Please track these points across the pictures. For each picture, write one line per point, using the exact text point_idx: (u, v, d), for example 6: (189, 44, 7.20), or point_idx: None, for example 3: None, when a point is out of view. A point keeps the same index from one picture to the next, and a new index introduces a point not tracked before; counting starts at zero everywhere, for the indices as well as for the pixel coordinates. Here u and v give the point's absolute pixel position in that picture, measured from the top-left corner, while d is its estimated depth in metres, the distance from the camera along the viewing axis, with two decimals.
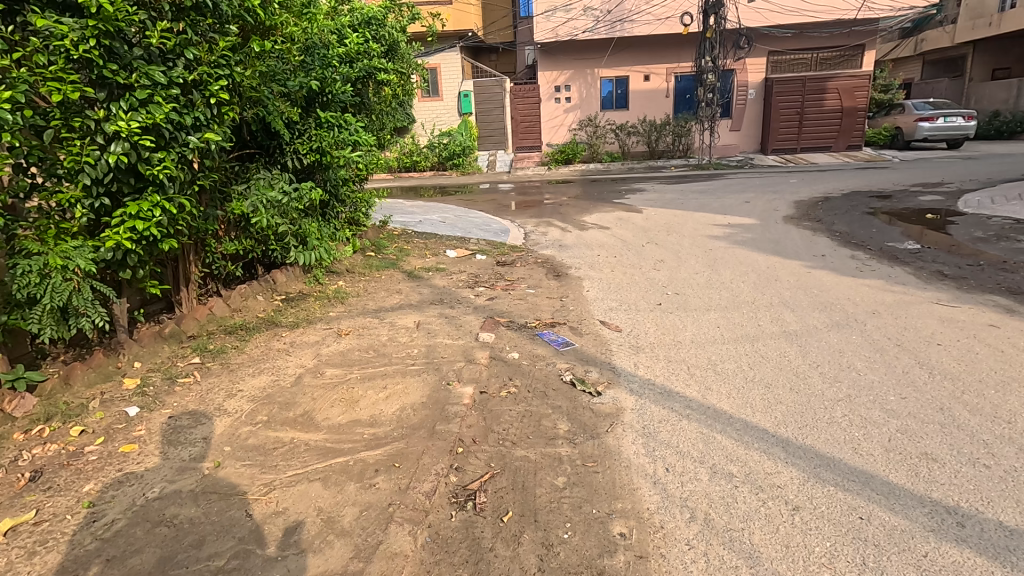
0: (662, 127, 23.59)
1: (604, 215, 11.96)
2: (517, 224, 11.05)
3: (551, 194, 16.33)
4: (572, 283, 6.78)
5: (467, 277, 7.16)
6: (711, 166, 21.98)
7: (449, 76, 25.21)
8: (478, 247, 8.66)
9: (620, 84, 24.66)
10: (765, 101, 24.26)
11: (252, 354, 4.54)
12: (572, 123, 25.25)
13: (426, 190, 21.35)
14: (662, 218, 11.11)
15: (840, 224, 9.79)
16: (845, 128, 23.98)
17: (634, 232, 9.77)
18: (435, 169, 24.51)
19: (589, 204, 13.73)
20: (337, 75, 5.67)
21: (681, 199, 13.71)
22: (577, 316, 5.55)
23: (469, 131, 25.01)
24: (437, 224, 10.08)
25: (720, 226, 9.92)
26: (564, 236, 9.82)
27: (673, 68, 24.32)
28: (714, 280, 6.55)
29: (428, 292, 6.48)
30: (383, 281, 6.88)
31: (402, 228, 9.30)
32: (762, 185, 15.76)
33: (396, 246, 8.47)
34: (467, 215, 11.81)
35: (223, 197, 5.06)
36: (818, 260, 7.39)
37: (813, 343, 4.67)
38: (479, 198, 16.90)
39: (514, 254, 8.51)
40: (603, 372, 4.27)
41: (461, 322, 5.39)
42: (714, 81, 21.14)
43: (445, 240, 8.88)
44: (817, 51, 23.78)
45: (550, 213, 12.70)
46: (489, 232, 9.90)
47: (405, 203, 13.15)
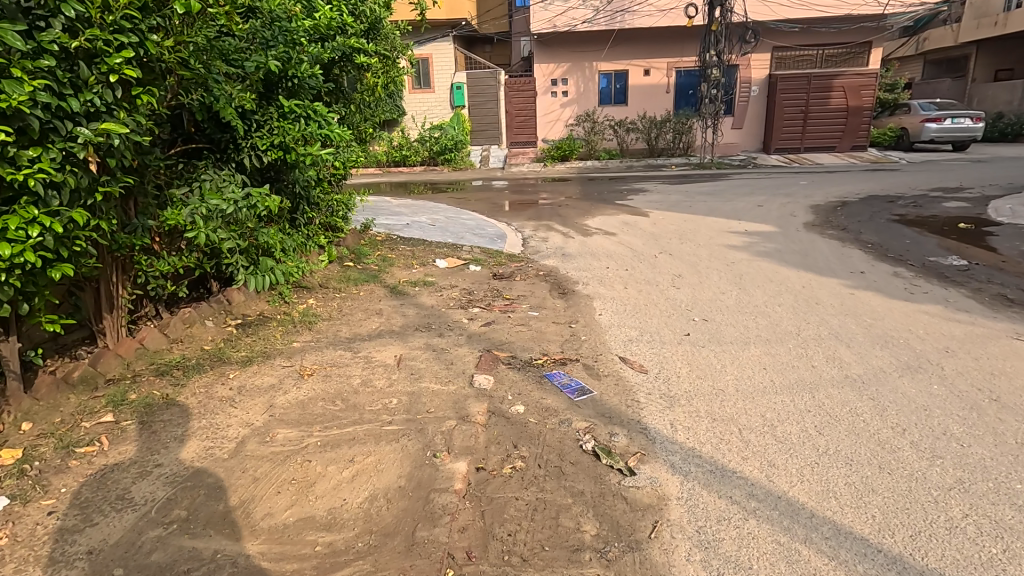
0: (663, 123, 22.68)
1: (608, 218, 11.06)
2: (514, 228, 10.10)
3: (548, 193, 15.41)
4: (580, 304, 5.86)
5: (458, 294, 6.21)
6: (714, 165, 21.12)
7: (442, 66, 24.17)
8: (471, 256, 7.71)
9: (619, 78, 23.74)
10: (769, 99, 23.45)
11: (185, 406, 3.55)
12: (569, 118, 24.29)
13: (416, 186, 20.39)
14: (671, 223, 10.23)
15: (868, 233, 8.97)
16: (851, 128, 23.21)
17: (643, 240, 8.87)
18: (426, 164, 23.49)
19: (589, 205, 12.82)
20: (304, 55, 4.67)
21: (689, 201, 12.84)
22: (591, 350, 4.63)
23: (461, 125, 23.98)
24: (426, 228, 9.08)
25: (737, 234, 9.03)
26: (565, 243, 8.90)
27: (674, 63, 23.42)
28: (746, 303, 5.64)
29: (414, 314, 5.53)
30: (362, 300, 5.88)
31: (387, 232, 8.30)
32: (771, 186, 14.92)
33: (380, 254, 7.50)
34: (460, 217, 10.82)
35: (159, 203, 4.08)
36: (857, 277, 6.52)
37: (888, 393, 3.77)
38: (472, 196, 15.93)
39: (512, 264, 7.59)
40: (633, 437, 3.36)
41: (451, 357, 4.46)
42: (719, 76, 20.26)
43: (434, 248, 7.92)
44: (823, 47, 22.95)
45: (549, 215, 11.77)
46: (483, 237, 8.92)
47: (393, 202, 12.17)
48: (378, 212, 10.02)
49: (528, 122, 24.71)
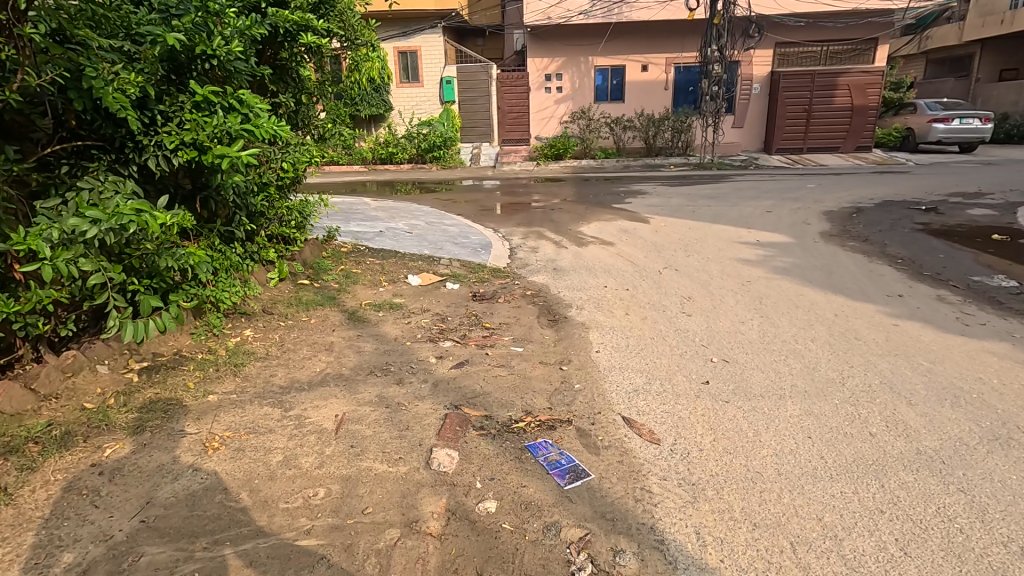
0: (662, 120, 21.69)
1: (605, 224, 10.13)
2: (501, 235, 9.14)
3: (540, 195, 14.42)
4: (573, 335, 4.90)
5: (428, 321, 5.24)
6: (714, 166, 20.21)
7: (431, 60, 23.14)
8: (449, 272, 6.74)
9: (616, 73, 22.78)
10: (771, 97, 22.57)
11: (23, 508, 2.57)
12: (564, 115, 23.30)
13: (403, 186, 19.41)
14: (673, 231, 9.32)
15: (893, 245, 8.07)
16: (855, 127, 22.38)
17: (644, 251, 7.93)
18: (413, 162, 22.49)
19: (585, 208, 11.89)
20: (222, 28, 3.71)
21: (691, 205, 11.91)
22: (586, 406, 3.67)
23: (451, 121, 22.97)
24: (400, 236, 8.07)
25: (749, 245, 8.10)
26: (558, 254, 7.94)
27: (673, 58, 22.47)
28: (772, 337, 4.71)
29: (370, 351, 4.54)
30: (313, 332, 4.87)
31: (354, 242, 7.28)
32: (777, 189, 14.02)
33: (344, 269, 6.51)
34: (441, 222, 9.84)
35: (17, 219, 3.07)
36: (896, 301, 5.61)
37: (981, 482, 2.84)
38: (459, 197, 14.94)
39: (495, 281, 6.62)
40: (646, 561, 2.40)
41: (408, 417, 3.49)
42: (720, 72, 19.27)
43: (406, 261, 6.92)
44: (828, 44, 22.08)
45: (540, 220, 10.79)
46: (465, 247, 7.92)
47: (369, 205, 11.13)
48: (346, 217, 8.99)
49: (521, 119, 23.70)
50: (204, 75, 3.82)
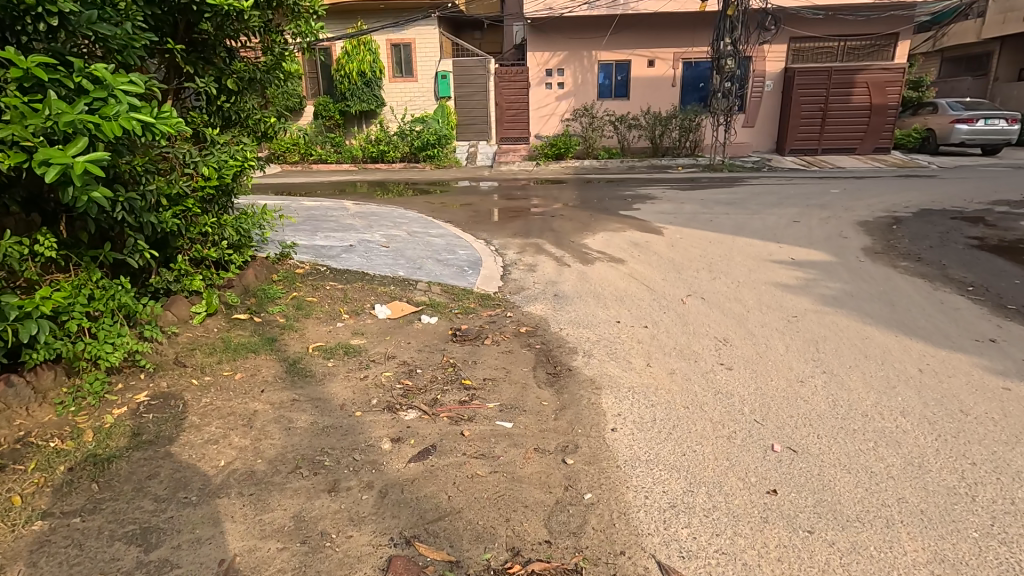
0: (668, 119, 20.33)
1: (612, 235, 8.96)
2: (493, 249, 7.94)
3: (539, 199, 13.21)
4: (580, 401, 3.69)
5: (391, 375, 4.04)
6: (724, 168, 18.95)
7: (425, 53, 21.99)
8: (426, 299, 5.54)
9: (620, 69, 21.57)
10: (783, 95, 21.42)
11: None
12: (565, 112, 22.09)
13: (395, 186, 18.20)
14: (691, 245, 8.13)
15: (951, 266, 6.87)
16: (873, 127, 21.10)
17: (660, 271, 6.74)
18: (406, 160, 21.32)
19: (589, 215, 10.73)
20: None
21: (707, 213, 10.73)
22: (601, 542, 2.47)
23: (447, 118, 21.83)
24: (372, 252, 6.84)
25: (783, 266, 6.91)
26: (559, 275, 6.76)
27: (682, 53, 21.22)
28: (848, 411, 3.50)
29: (303, 428, 3.33)
30: (234, 395, 3.65)
31: (311, 260, 6.05)
32: (799, 194, 12.82)
33: (297, 296, 5.31)
34: (428, 232, 8.61)
35: None
36: (988, 347, 4.42)
37: None
38: (452, 200, 13.75)
39: (482, 311, 5.43)
40: None
41: (331, 565, 2.29)
42: (733, 67, 17.78)
43: (375, 286, 5.72)
44: (846, 38, 20.90)
45: (539, 229, 9.60)
46: (449, 265, 6.70)
47: (348, 212, 9.94)
48: (312, 228, 7.76)
49: (520, 116, 22.48)
50: (42, 43, 2.63)
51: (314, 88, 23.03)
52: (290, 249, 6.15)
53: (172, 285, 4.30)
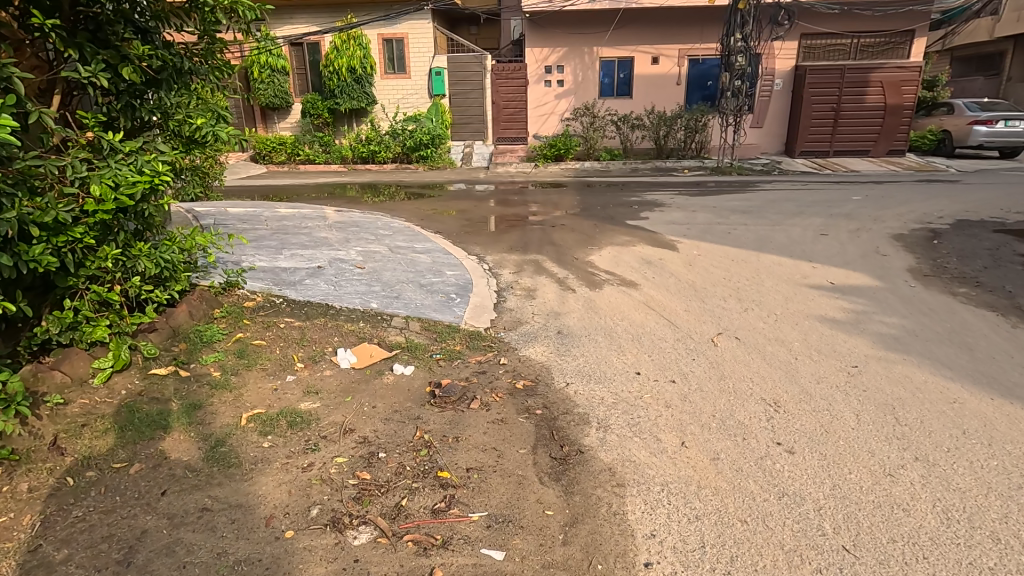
0: (673, 119, 19.27)
1: (621, 251, 7.98)
2: (485, 269, 6.96)
3: (537, 205, 12.22)
4: (597, 512, 2.70)
5: (344, 464, 3.02)
6: (732, 171, 17.95)
7: (418, 48, 21.00)
8: (402, 342, 4.55)
9: (623, 66, 20.58)
10: (793, 94, 20.48)
11: None
12: (565, 111, 21.10)
13: (386, 188, 17.24)
14: (711, 263, 7.15)
15: (1019, 294, 5.91)
16: (888, 129, 20.14)
17: (681, 299, 5.76)
18: (398, 161, 20.32)
19: (593, 225, 9.75)
20: None
21: (723, 223, 9.76)
22: None
23: (441, 117, 20.97)
24: (342, 275, 5.80)
25: (823, 293, 5.93)
26: (562, 302, 5.77)
27: (687, 49, 20.23)
28: (973, 535, 2.52)
29: (204, 567, 2.32)
30: (118, 507, 2.63)
31: (264, 289, 5.01)
32: (819, 202, 11.85)
33: (242, 339, 4.29)
34: (413, 248, 7.59)
35: None
36: None
37: None
38: (445, 205, 12.77)
39: (469, 357, 4.42)
40: None
41: None
42: (744, 64, 16.71)
43: (341, 322, 4.72)
44: (860, 35, 19.95)
45: (537, 243, 8.61)
46: (432, 291, 5.71)
47: (326, 222, 8.91)
48: (276, 245, 6.71)
49: (517, 115, 21.46)
50: None
51: (302, 86, 22.01)
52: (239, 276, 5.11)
53: (62, 337, 3.32)
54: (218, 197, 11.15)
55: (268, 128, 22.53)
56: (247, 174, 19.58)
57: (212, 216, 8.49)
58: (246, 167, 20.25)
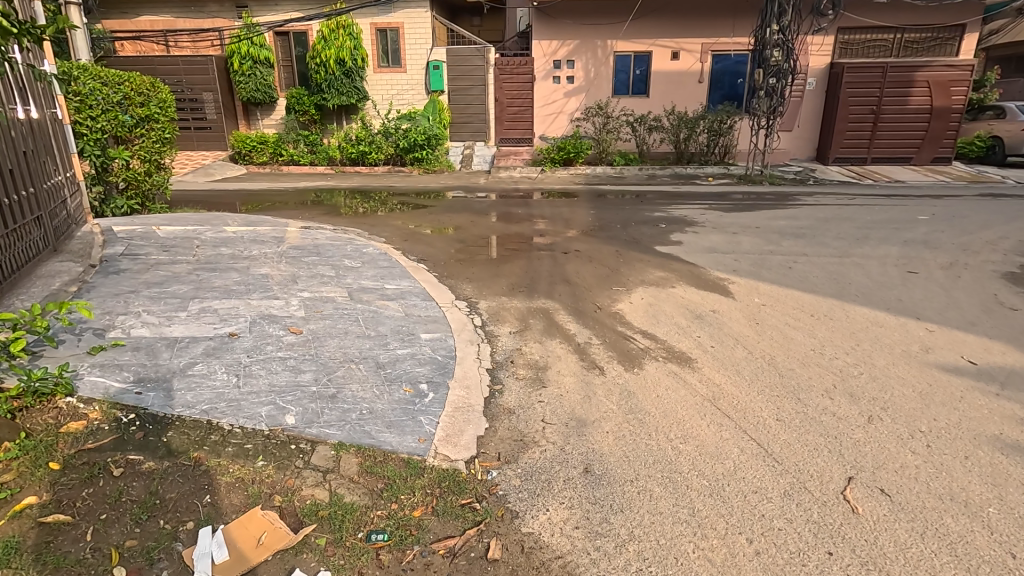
0: (696, 120, 17.33)
1: (658, 295, 6.09)
2: (476, 328, 5.05)
3: (545, 221, 10.30)
4: None
5: None
6: (763, 180, 15.98)
7: (414, 40, 19.17)
8: (322, 505, 2.65)
9: (639, 62, 18.70)
10: (828, 95, 18.55)
11: None
12: (574, 111, 19.20)
13: (376, 194, 15.40)
14: (785, 320, 5.24)
15: None
16: (933, 134, 18.17)
17: (764, 396, 3.85)
18: (390, 163, 18.46)
19: (615, 252, 7.87)
20: None
21: (778, 252, 7.85)
22: None
23: (438, 115, 19.17)
24: (256, 352, 3.88)
25: (971, 385, 4.02)
26: (587, 396, 3.87)
27: (711, 44, 18.28)
28: None
29: None
30: None
31: (108, 394, 3.10)
32: (883, 222, 9.91)
33: (25, 514, 2.40)
34: (381, 292, 5.66)
35: None
36: None
37: None
38: (437, 219, 10.89)
39: (436, 541, 2.53)
40: None
41: None
42: (781, 59, 14.67)
43: (222, 460, 2.81)
44: (904, 30, 18.01)
45: (546, 279, 6.72)
46: (392, 380, 3.78)
47: (279, 249, 6.97)
48: (183, 294, 4.79)
49: (523, 114, 19.54)
50: None
51: (288, 79, 20.18)
52: (72, 370, 3.20)
53: None
54: (164, 210, 9.32)
55: (251, 125, 20.70)
56: (224, 175, 17.74)
57: (129, 241, 6.60)
58: (223, 166, 18.39)
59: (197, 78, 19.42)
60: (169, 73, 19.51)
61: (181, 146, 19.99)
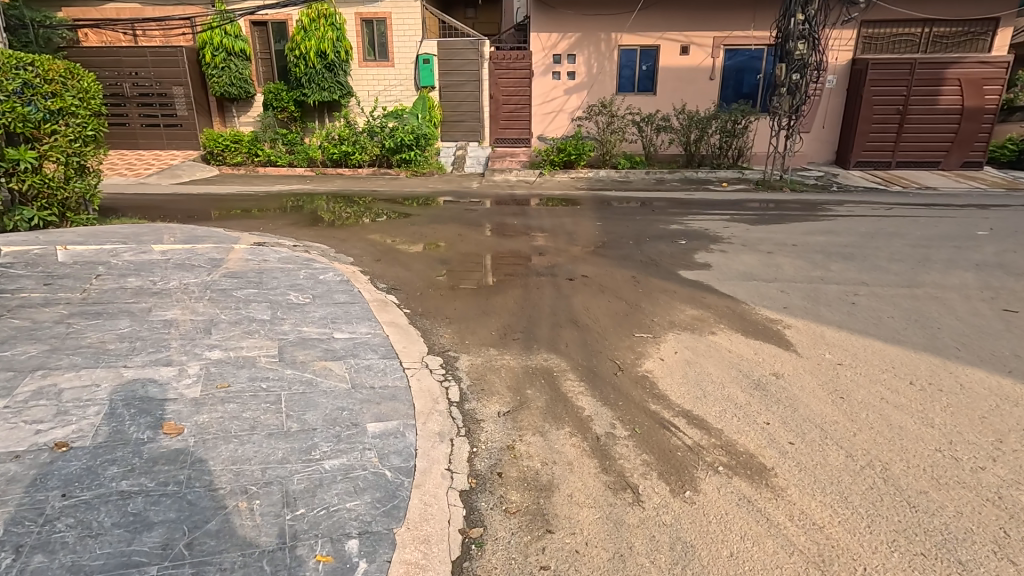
0: (707, 120, 15.87)
1: (696, 345, 4.64)
2: (451, 407, 3.58)
3: (544, 235, 8.84)
4: None
5: None
6: (783, 186, 14.52)
7: (402, 31, 17.68)
8: None
9: (645, 56, 17.28)
10: (849, 94, 17.18)
11: None
12: (575, 109, 17.76)
13: (357, 199, 13.92)
14: (879, 393, 3.79)
15: None
16: (963, 137, 16.76)
17: (902, 558, 2.40)
18: (376, 165, 16.98)
19: (631, 280, 6.42)
20: None
21: (831, 281, 6.41)
22: None
23: (428, 112, 17.68)
24: (77, 481, 2.44)
25: None
26: (619, 556, 2.42)
27: (723, 37, 16.85)
28: None
29: None
30: None
31: None
32: (940, 239, 8.48)
33: None
34: (326, 347, 4.19)
35: None
36: None
37: None
38: (420, 231, 9.41)
39: None
40: None
41: None
42: (806, 52, 13.13)
43: None
44: (932, 24, 16.63)
45: (549, 319, 5.26)
46: (298, 536, 2.31)
47: (207, 279, 5.48)
48: (20, 364, 3.35)
49: (520, 112, 18.07)
50: None
51: (266, 73, 18.65)
52: None
53: None
54: (92, 221, 7.84)
55: (227, 122, 19.16)
56: (192, 177, 16.20)
57: (7, 270, 5.11)
58: (193, 167, 16.85)
59: (166, 71, 17.91)
60: (136, 65, 18.00)
61: (151, 145, 18.49)
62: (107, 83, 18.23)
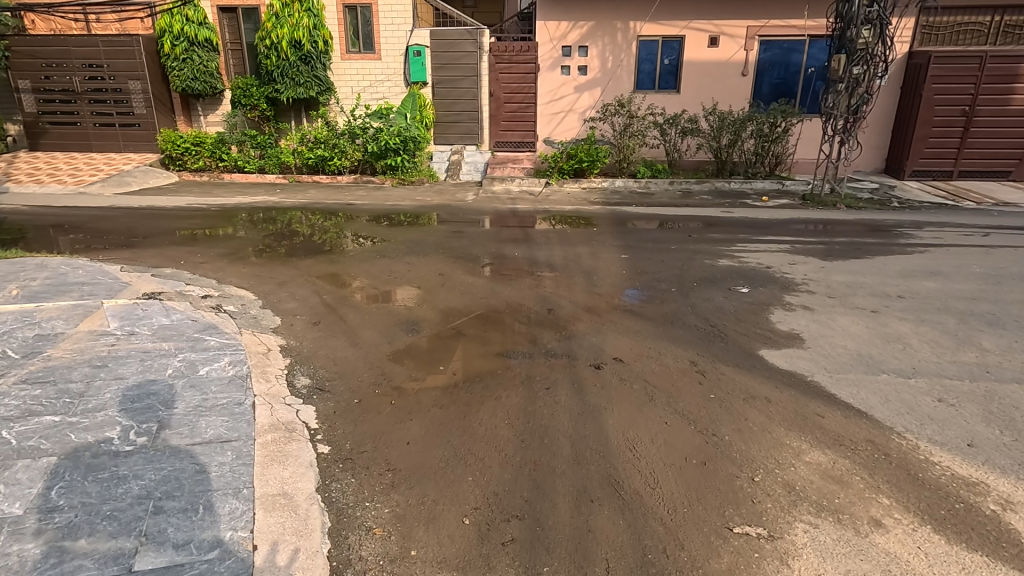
0: (742, 122, 13.51)
1: (862, 572, 2.36)
2: None
3: (554, 276, 6.56)
4: None
5: None
6: (836, 202, 12.19)
7: (390, 18, 15.41)
8: None
9: (668, 49, 14.98)
10: (904, 92, 14.89)
11: None
12: (587, 109, 15.50)
13: (330, 214, 11.65)
14: None
15: None
16: None
17: None
18: (357, 172, 14.73)
19: (695, 373, 4.11)
20: None
21: (1008, 377, 4.09)
22: None
23: (418, 112, 15.43)
24: None
25: None
26: None
27: (758, 27, 14.52)
28: None
29: None
30: None
31: None
32: None
33: None
34: None
35: None
36: None
37: None
38: (390, 267, 7.12)
39: None
40: None
41: None
42: (871, 40, 10.81)
43: None
44: (1004, 10, 14.18)
45: (569, 474, 2.98)
46: None
47: None
48: None
49: (524, 112, 15.80)
50: None
51: (237, 66, 16.47)
52: None
53: None
54: None
55: (193, 122, 17.02)
56: (143, 185, 13.96)
57: None
58: (147, 173, 14.61)
59: (122, 64, 15.70)
60: (87, 56, 15.78)
61: (105, 147, 16.32)
62: (54, 76, 16.01)
